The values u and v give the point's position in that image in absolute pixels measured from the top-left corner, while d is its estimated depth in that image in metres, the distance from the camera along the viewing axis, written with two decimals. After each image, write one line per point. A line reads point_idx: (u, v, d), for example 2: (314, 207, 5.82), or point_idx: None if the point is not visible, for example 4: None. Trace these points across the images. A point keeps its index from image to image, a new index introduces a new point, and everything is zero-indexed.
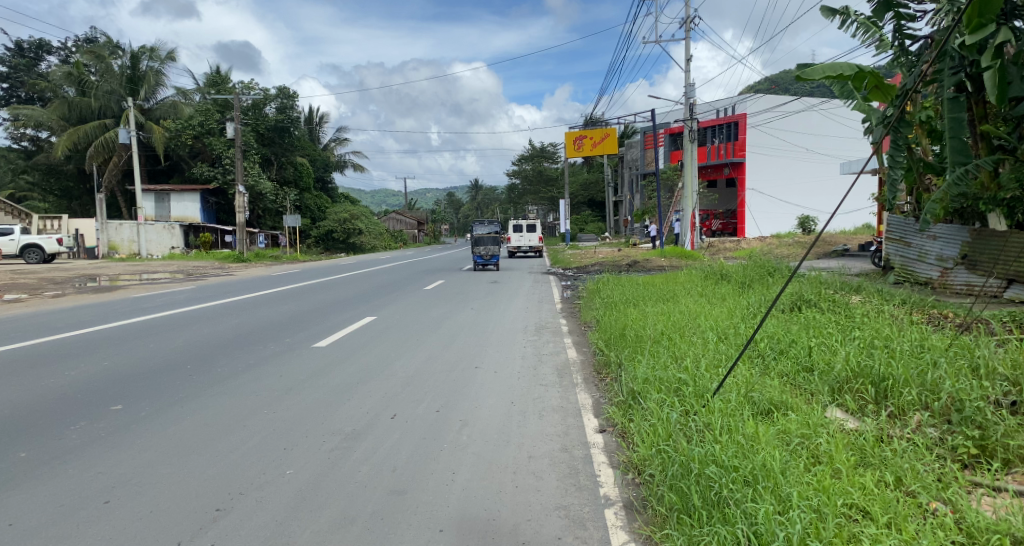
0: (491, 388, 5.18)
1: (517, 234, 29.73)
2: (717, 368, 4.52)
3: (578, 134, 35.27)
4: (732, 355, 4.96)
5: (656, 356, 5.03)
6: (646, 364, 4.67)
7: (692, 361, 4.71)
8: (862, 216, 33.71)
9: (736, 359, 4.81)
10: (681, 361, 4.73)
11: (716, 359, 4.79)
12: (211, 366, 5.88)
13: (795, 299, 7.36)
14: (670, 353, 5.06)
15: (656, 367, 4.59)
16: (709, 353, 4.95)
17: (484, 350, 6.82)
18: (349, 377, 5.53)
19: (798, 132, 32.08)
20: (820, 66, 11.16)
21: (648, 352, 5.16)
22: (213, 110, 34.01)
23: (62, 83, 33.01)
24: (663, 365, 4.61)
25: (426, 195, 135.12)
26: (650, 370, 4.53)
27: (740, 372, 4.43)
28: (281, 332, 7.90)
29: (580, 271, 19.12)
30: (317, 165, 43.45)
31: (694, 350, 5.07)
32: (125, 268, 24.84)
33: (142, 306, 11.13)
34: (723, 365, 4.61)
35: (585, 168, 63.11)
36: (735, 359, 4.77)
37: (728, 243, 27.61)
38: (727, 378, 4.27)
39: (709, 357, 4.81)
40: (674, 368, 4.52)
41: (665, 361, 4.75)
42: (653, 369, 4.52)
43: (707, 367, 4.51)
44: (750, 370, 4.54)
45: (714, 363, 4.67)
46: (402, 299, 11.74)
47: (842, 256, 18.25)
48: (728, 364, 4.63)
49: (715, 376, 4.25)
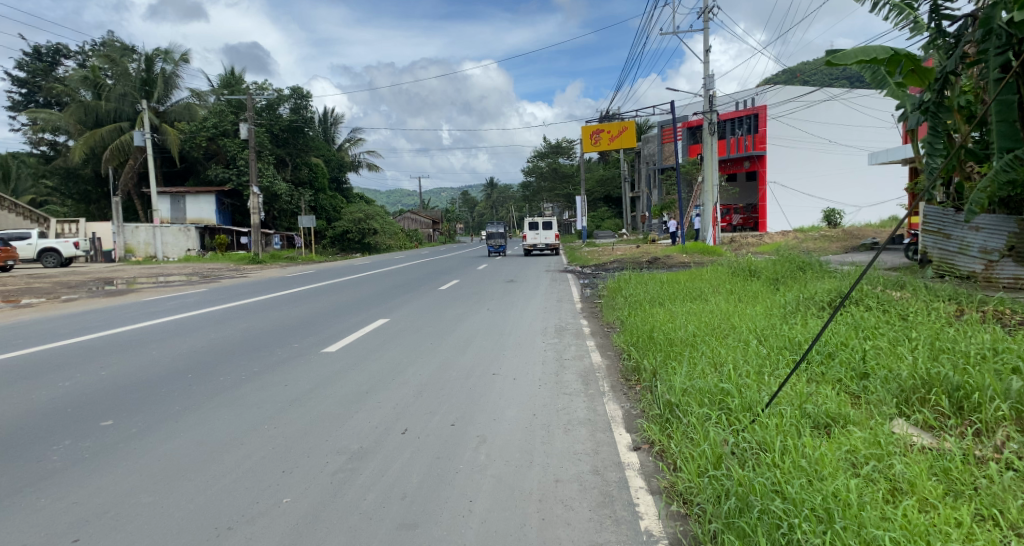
0: (511, 399, 4.76)
1: (533, 231, 29.18)
2: (762, 376, 4.07)
3: (595, 129, 34.69)
4: (776, 361, 4.53)
5: (693, 362, 4.61)
6: (683, 372, 4.23)
7: (735, 368, 4.29)
8: (889, 208, 32.80)
9: (783, 366, 4.38)
10: (722, 367, 4.32)
11: (759, 365, 4.37)
12: (216, 374, 5.55)
13: (833, 295, 6.85)
14: (708, 358, 4.63)
15: (695, 374, 4.16)
16: (751, 359, 4.50)
17: (502, 354, 6.41)
18: (359, 386, 5.16)
19: (821, 123, 31.29)
20: (852, 50, 10.59)
21: (684, 357, 4.73)
22: (228, 111, 34.02)
23: (78, 87, 33.24)
24: (700, 373, 4.19)
25: (441, 194, 134.76)
26: (687, 377, 4.11)
27: (791, 381, 3.98)
28: (289, 336, 7.56)
29: (597, 268, 18.63)
30: (332, 166, 43.34)
31: (733, 355, 4.63)
32: (141, 271, 24.84)
33: (151, 310, 10.87)
34: (767, 372, 4.17)
35: (601, 164, 62.47)
36: (781, 367, 4.33)
37: (750, 238, 26.92)
38: (773, 386, 3.84)
39: (751, 364, 4.39)
40: (714, 375, 4.10)
41: (701, 368, 4.33)
42: (691, 376, 4.12)
43: (750, 375, 4.09)
44: (799, 378, 4.08)
45: (759, 372, 4.22)
46: (417, 300, 11.38)
47: (872, 250, 17.58)
48: (773, 372, 4.19)
49: (760, 384, 3.83)
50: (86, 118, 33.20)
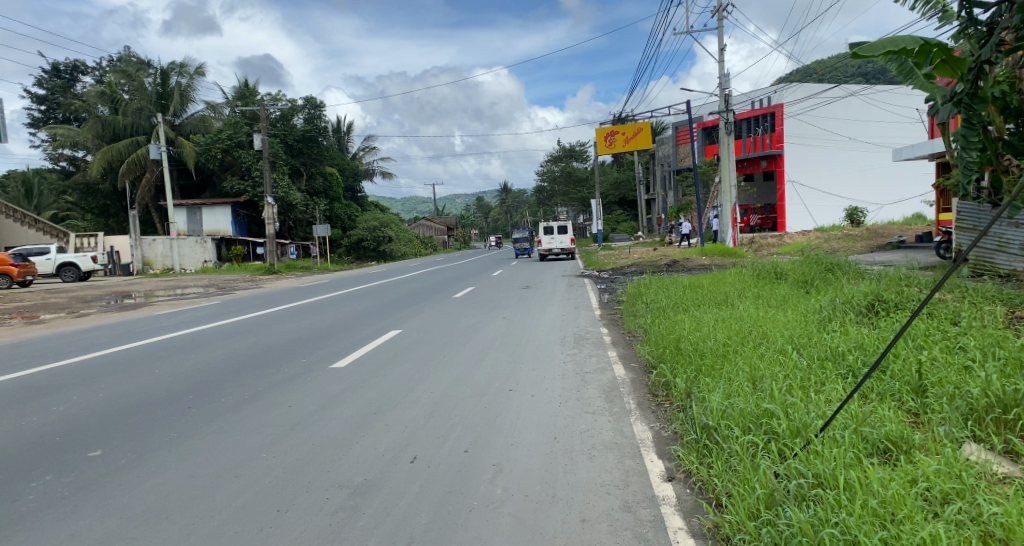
0: (528, 418, 4.41)
1: (548, 235, 28.82)
2: (809, 394, 3.68)
3: (609, 130, 34.24)
4: (822, 376, 4.14)
5: (729, 378, 4.23)
6: (720, 389, 3.85)
7: (777, 385, 3.92)
8: (914, 205, 31.93)
9: (830, 381, 4.00)
10: (762, 384, 3.94)
11: (802, 381, 3.99)
12: (217, 394, 5.27)
13: (872, 300, 6.40)
14: (745, 373, 4.24)
15: (733, 393, 3.79)
16: (792, 373, 4.12)
17: (519, 368, 6.04)
18: (367, 406, 4.83)
19: (840, 120, 30.60)
20: (878, 42, 10.06)
21: (718, 373, 4.35)
22: (242, 123, 34.21)
23: (95, 103, 33.61)
24: (740, 391, 3.82)
25: (455, 200, 135.05)
26: (725, 396, 3.74)
27: (844, 400, 3.59)
28: (297, 351, 7.29)
29: (615, 272, 18.26)
30: (346, 175, 43.37)
31: (772, 369, 4.24)
32: (158, 284, 24.92)
33: (162, 324, 10.71)
34: (815, 390, 3.77)
35: (615, 166, 61.97)
36: (829, 383, 3.94)
37: (771, 238, 26.32)
38: (822, 405, 3.47)
39: (794, 380, 4.01)
40: (754, 394, 3.73)
41: (739, 385, 3.97)
42: (729, 395, 3.75)
43: (795, 393, 3.71)
44: (850, 396, 3.68)
45: (804, 389, 3.82)
46: (430, 309, 11.08)
47: (900, 249, 16.95)
48: (821, 389, 3.79)
49: (807, 403, 3.45)
50: (103, 133, 33.56)
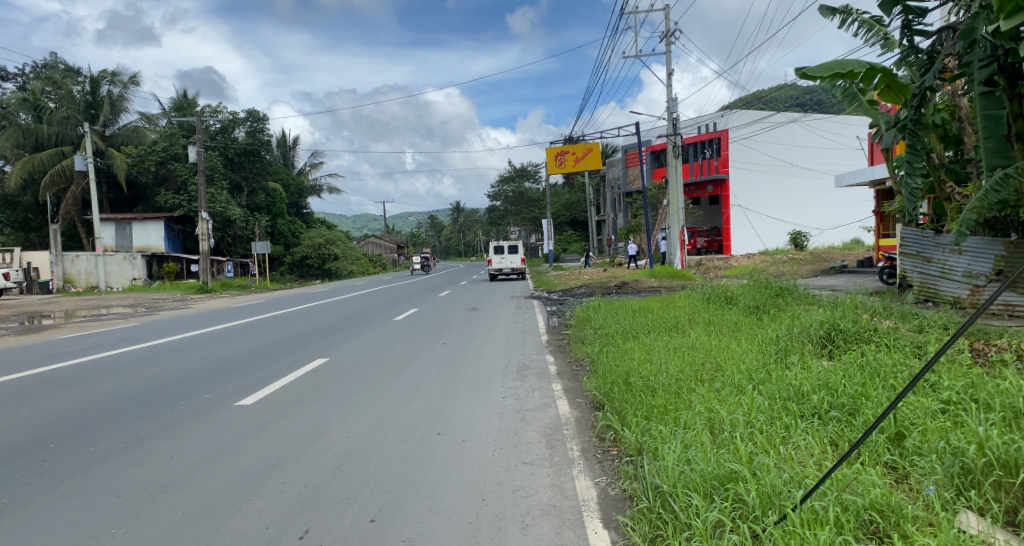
0: (455, 472, 3.78)
1: (499, 255, 28.29)
2: (776, 449, 3.19)
3: (561, 150, 34.16)
4: (789, 425, 3.67)
5: (685, 427, 3.72)
6: (676, 442, 3.32)
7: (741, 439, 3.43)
8: (852, 229, 33.05)
9: (799, 431, 3.54)
10: (724, 438, 3.45)
11: (768, 432, 3.53)
12: (88, 439, 4.45)
13: (827, 330, 6.07)
14: (704, 423, 3.74)
15: (691, 447, 3.28)
16: (757, 423, 3.63)
17: (452, 405, 5.38)
18: (265, 457, 4.09)
19: (783, 146, 31.41)
20: (825, 65, 10.06)
21: (674, 421, 3.84)
22: (178, 134, 32.58)
23: (16, 110, 31.39)
24: (698, 445, 3.31)
25: (407, 219, 133.26)
26: (682, 453, 3.22)
27: (817, 458, 3.11)
28: (205, 384, 6.45)
29: (565, 294, 17.82)
30: (291, 191, 41.96)
31: (734, 417, 3.74)
32: (77, 303, 23.04)
33: (61, 350, 9.56)
34: (783, 445, 3.28)
35: (567, 187, 62.37)
36: (799, 434, 3.48)
37: (718, 261, 26.57)
38: (795, 467, 2.96)
39: (759, 431, 3.55)
40: (715, 449, 3.22)
41: (697, 438, 3.46)
42: (687, 452, 3.23)
43: (762, 449, 3.22)
44: (825, 452, 3.20)
45: (769, 442, 3.34)
46: (367, 334, 10.30)
47: (843, 274, 17.17)
48: (789, 444, 3.31)
49: (779, 464, 2.94)
50: (24, 142, 31.27)
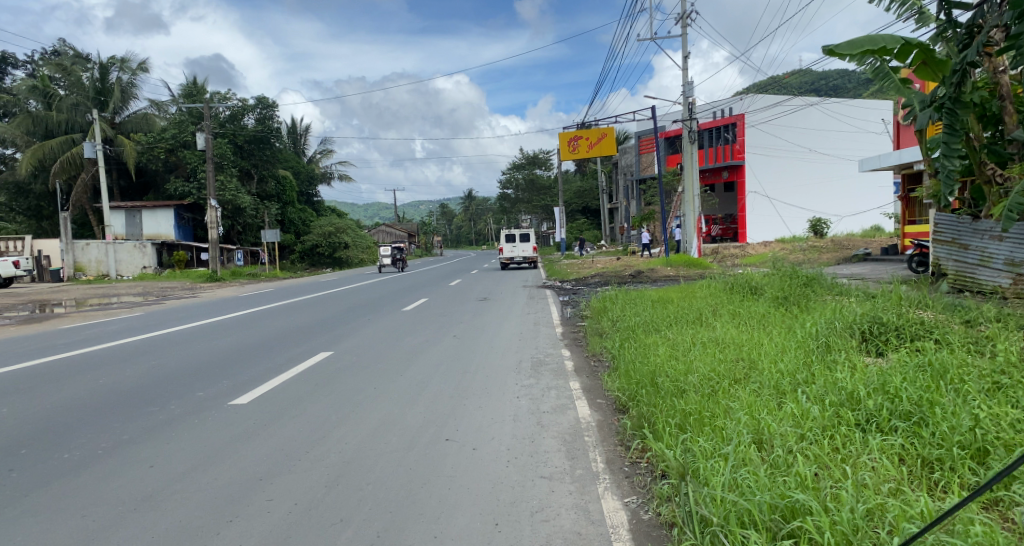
0: (465, 489, 3.36)
1: (510, 244, 27.77)
2: (842, 476, 2.76)
3: (573, 135, 33.49)
4: (851, 441, 3.22)
5: (729, 442, 3.29)
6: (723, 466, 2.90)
7: (797, 461, 2.99)
8: (872, 216, 32.28)
9: (862, 453, 3.10)
10: (778, 459, 3.01)
11: (828, 453, 3.09)
12: (64, 442, 4.07)
13: (871, 324, 5.57)
14: (750, 437, 3.31)
15: (741, 472, 2.85)
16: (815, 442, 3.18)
17: (461, 406, 4.95)
18: (255, 466, 3.70)
19: (801, 131, 30.59)
20: (856, 40, 9.38)
21: (714, 434, 3.41)
22: (187, 121, 32.29)
23: (26, 97, 31.24)
24: (748, 469, 2.88)
25: (418, 207, 132.94)
26: (731, 479, 2.77)
27: (891, 488, 2.66)
28: (200, 379, 6.06)
29: (579, 283, 17.35)
30: (301, 179, 41.65)
31: (786, 432, 3.30)
32: (87, 292, 22.87)
33: (61, 340, 9.25)
34: (850, 471, 2.83)
35: (579, 174, 61.68)
36: (865, 454, 3.03)
37: (734, 249, 25.91)
38: (868, 501, 2.53)
39: (816, 451, 3.11)
40: (770, 476, 2.78)
41: (746, 460, 3.02)
42: (738, 480, 2.79)
43: (826, 476, 2.78)
44: (900, 482, 2.75)
45: (831, 466, 2.90)
46: (375, 325, 9.92)
47: (868, 262, 16.52)
48: (857, 469, 2.86)
49: (851, 498, 2.50)
50: (33, 129, 31.06)
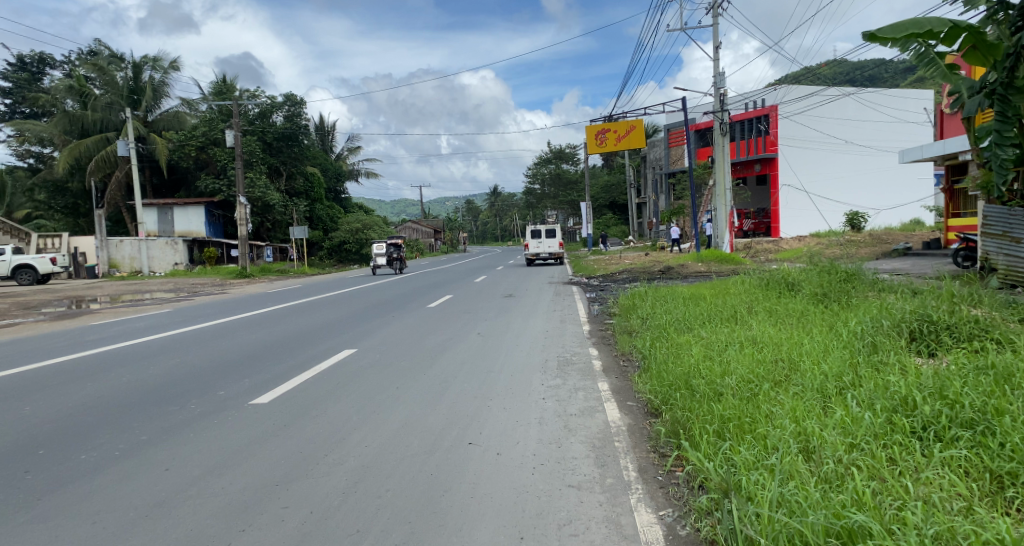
0: (488, 498, 3.18)
1: (536, 239, 27.52)
2: (905, 494, 2.48)
3: (600, 129, 33.05)
4: (911, 453, 2.92)
5: (773, 452, 3.03)
6: (770, 482, 2.65)
7: (852, 474, 2.72)
8: (910, 210, 31.22)
9: (926, 467, 2.80)
10: (830, 473, 2.74)
11: (886, 466, 2.80)
12: (84, 442, 4.01)
13: (921, 324, 5.21)
14: (797, 447, 3.04)
15: (790, 488, 2.59)
16: (871, 455, 2.89)
17: (485, 407, 4.78)
18: (272, 470, 3.56)
19: (836, 122, 29.67)
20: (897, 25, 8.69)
21: (758, 444, 3.15)
22: (217, 119, 32.78)
23: (63, 97, 32.03)
24: (797, 484, 2.62)
25: (445, 204, 133.34)
26: (778, 495, 2.53)
27: (961, 508, 2.38)
28: (224, 377, 6.01)
29: (605, 280, 17.06)
30: (329, 175, 42.00)
31: (838, 442, 3.02)
32: (121, 288, 23.32)
33: (90, 336, 9.33)
34: (913, 488, 2.55)
35: (605, 169, 61.08)
36: (928, 468, 2.74)
37: (766, 244, 25.27)
38: (938, 524, 2.26)
39: (873, 463, 2.82)
40: (824, 493, 2.51)
41: (794, 473, 2.76)
42: (788, 497, 2.54)
43: (885, 494, 2.51)
44: (973, 502, 2.46)
45: (890, 481, 2.63)
46: (399, 322, 9.84)
47: (908, 257, 15.90)
48: (921, 485, 2.57)
49: (918, 520, 2.24)
50: (70, 128, 31.82)
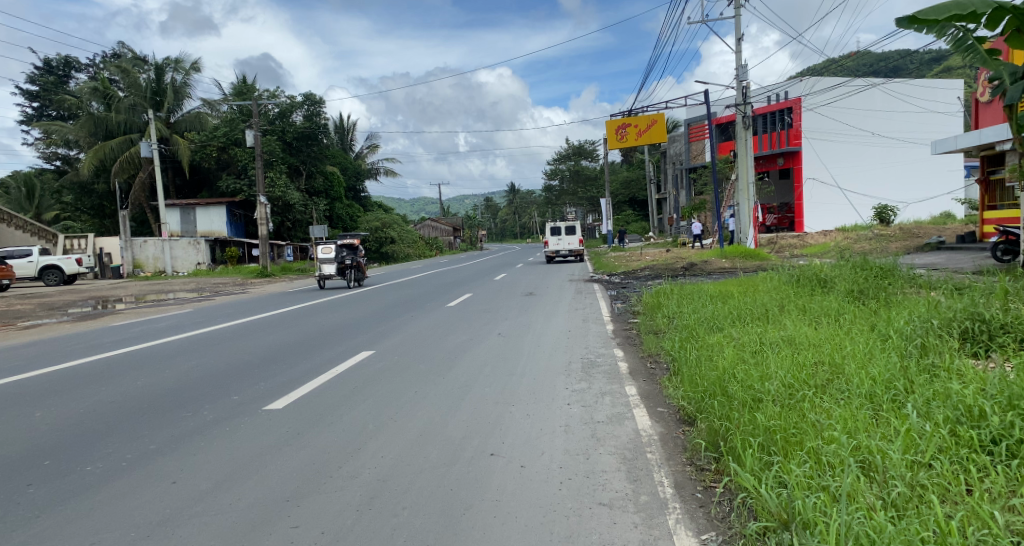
0: (512, 516, 2.95)
1: (555, 236, 27.23)
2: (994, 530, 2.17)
3: (620, 123, 32.59)
4: (988, 475, 2.60)
5: (830, 471, 2.73)
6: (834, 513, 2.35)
7: (927, 502, 2.41)
8: (941, 202, 30.29)
9: (1004, 490, 2.51)
10: (901, 500, 2.43)
11: (961, 489, 2.51)
12: (90, 452, 3.87)
13: (972, 323, 4.84)
14: (857, 465, 2.74)
15: (857, 517, 2.32)
16: (945, 479, 2.58)
17: (507, 414, 4.55)
18: (283, 485, 3.38)
19: (863, 113, 28.87)
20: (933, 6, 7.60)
21: (812, 462, 2.84)
22: (238, 119, 33.01)
23: (89, 99, 32.50)
24: (864, 515, 2.33)
25: (463, 201, 133.57)
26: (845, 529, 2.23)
27: None
28: (239, 380, 5.88)
29: (627, 277, 16.74)
30: (348, 174, 42.14)
31: (903, 460, 2.71)
32: (144, 288, 23.54)
33: (109, 337, 9.30)
34: (1001, 521, 2.23)
35: (625, 165, 60.51)
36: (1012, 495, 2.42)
37: (791, 239, 24.69)
38: None
39: (944, 486, 2.54)
40: (899, 529, 2.20)
41: (859, 500, 2.46)
42: (856, 528, 2.26)
43: (969, 527, 2.21)
44: None
45: (972, 512, 2.31)
46: (417, 322, 9.67)
47: (943, 252, 15.33)
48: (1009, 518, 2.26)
49: None
50: (95, 130, 32.26)
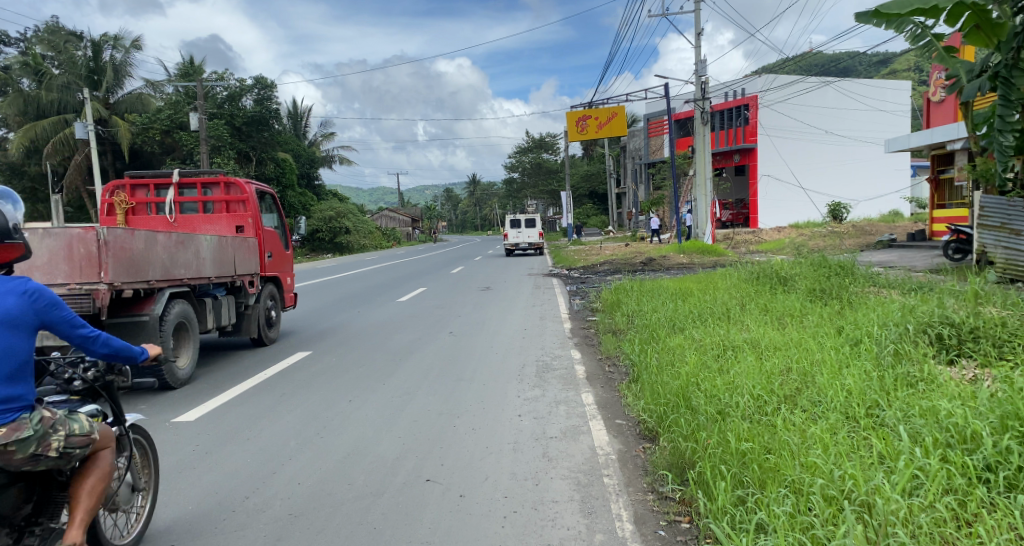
0: None
1: (515, 229, 26.78)
2: None
3: (581, 115, 32.27)
4: (995, 516, 2.23)
5: (815, 514, 2.33)
6: None
7: None
8: (889, 200, 31.15)
9: (1017, 534, 2.13)
10: None
11: (967, 534, 2.14)
12: None
13: (943, 329, 4.58)
14: (847, 505, 2.34)
15: None
16: (950, 524, 2.19)
17: (449, 429, 4.07)
18: (169, 527, 2.86)
19: (817, 111, 29.32)
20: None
21: (793, 500, 2.44)
22: (183, 101, 31.27)
23: (18, 75, 30.30)
24: None
25: (423, 192, 131.70)
26: None
27: None
28: (151, 387, 5.25)
29: (586, 271, 16.45)
30: (302, 162, 40.70)
31: (896, 495, 2.32)
32: None
33: None
34: None
35: (585, 159, 60.50)
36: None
37: (747, 235, 24.94)
38: None
39: (947, 529, 2.16)
40: None
41: None
42: None
43: None
44: None
45: None
46: (364, 319, 9.10)
47: (896, 249, 15.61)
48: None
49: None
50: (25, 109, 30.09)
